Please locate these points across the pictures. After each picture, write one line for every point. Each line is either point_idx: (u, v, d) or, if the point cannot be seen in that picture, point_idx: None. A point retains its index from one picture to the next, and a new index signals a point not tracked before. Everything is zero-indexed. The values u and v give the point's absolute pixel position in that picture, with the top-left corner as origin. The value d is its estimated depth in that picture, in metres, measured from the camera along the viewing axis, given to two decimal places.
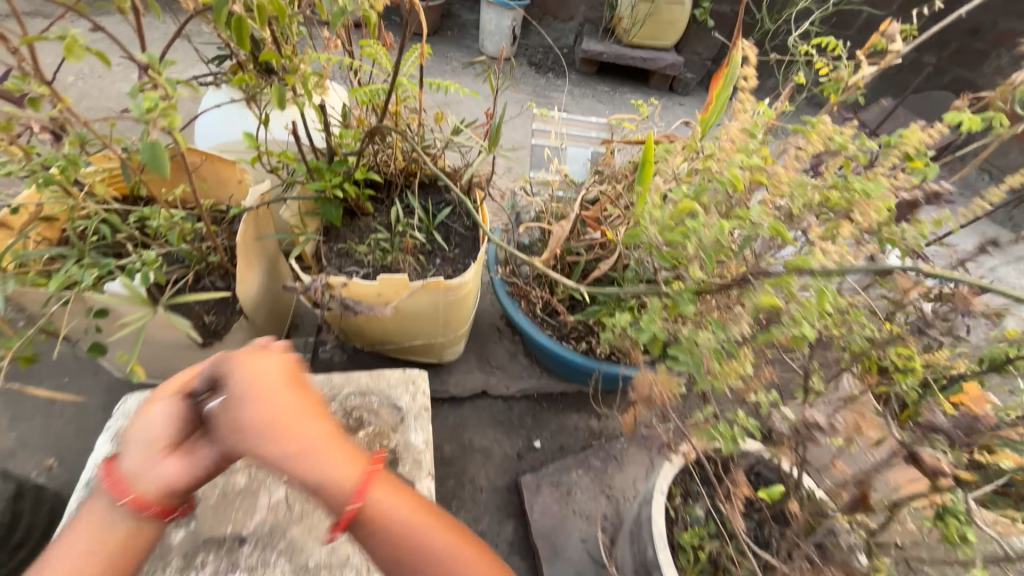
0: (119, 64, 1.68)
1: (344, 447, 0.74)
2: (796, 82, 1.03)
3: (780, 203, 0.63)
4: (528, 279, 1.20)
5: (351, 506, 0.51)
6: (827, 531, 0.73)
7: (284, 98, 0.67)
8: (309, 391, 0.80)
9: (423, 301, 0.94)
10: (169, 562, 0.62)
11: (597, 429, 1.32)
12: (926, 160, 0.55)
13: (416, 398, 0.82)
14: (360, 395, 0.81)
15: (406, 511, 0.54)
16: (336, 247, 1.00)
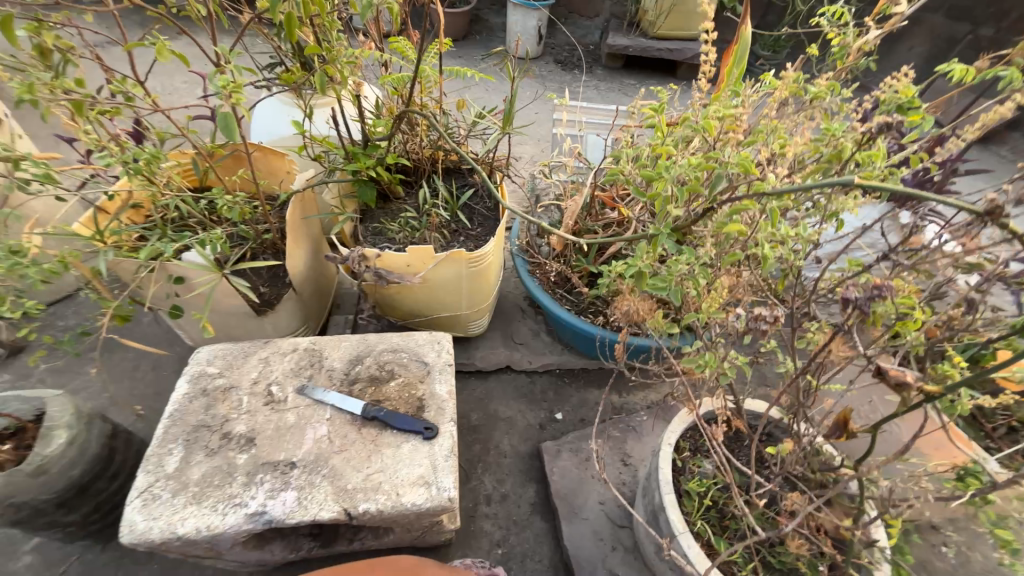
0: (190, 80, 1.90)
1: (378, 393, 0.84)
2: (809, 57, 1.04)
3: (775, 159, 0.66)
4: (548, 258, 1.28)
5: None
6: (833, 481, 0.75)
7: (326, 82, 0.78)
8: (348, 348, 0.90)
9: (447, 272, 1.03)
10: (236, 477, 0.72)
11: (618, 404, 1.37)
12: (914, 112, 0.58)
13: (441, 354, 0.91)
14: (392, 351, 0.91)
15: None
16: (371, 226, 1.11)
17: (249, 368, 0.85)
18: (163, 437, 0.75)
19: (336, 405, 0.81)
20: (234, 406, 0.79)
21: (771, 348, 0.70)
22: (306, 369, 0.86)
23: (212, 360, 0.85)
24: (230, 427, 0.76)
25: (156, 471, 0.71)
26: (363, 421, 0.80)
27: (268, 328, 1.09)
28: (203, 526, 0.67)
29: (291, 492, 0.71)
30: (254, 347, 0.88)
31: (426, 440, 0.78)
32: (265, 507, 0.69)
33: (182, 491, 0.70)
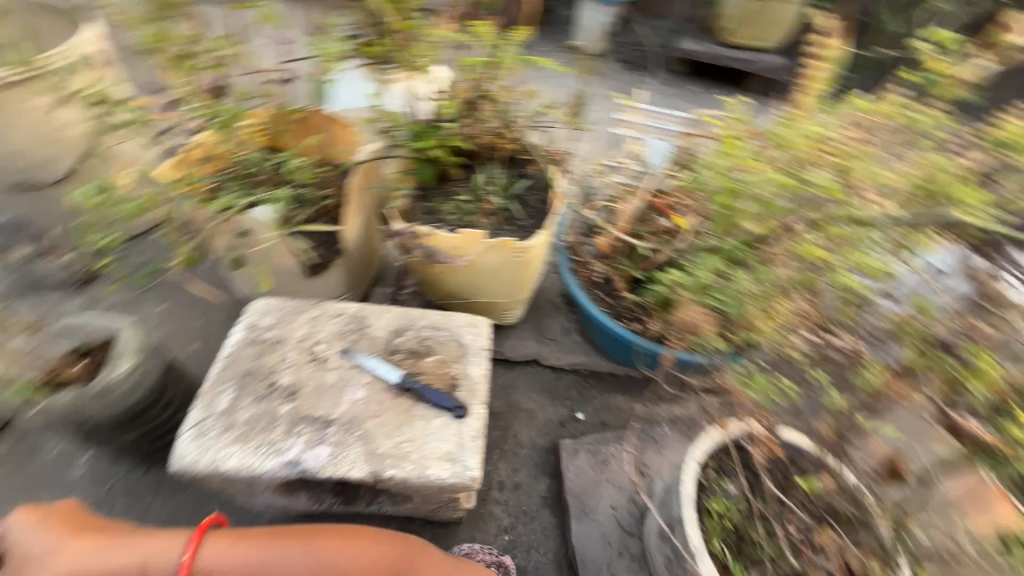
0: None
1: (415, 365, 0.87)
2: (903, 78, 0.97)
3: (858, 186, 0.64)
4: (592, 258, 1.27)
5: None
6: (861, 523, 0.73)
7: None
8: (391, 319, 0.93)
9: (494, 259, 1.04)
10: (278, 425, 0.76)
11: (641, 413, 1.36)
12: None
13: (478, 338, 0.93)
14: (432, 328, 0.93)
15: None
16: (424, 204, 1.14)
17: (300, 325, 0.89)
18: (217, 377, 0.80)
19: (375, 372, 0.84)
20: (283, 358, 0.84)
21: (819, 379, 0.68)
22: (351, 333, 0.89)
23: (265, 314, 0.90)
24: (277, 377, 0.81)
25: (209, 407, 0.77)
26: (399, 389, 0.82)
27: (314, 289, 1.14)
28: (245, 465, 0.72)
29: (326, 447, 0.75)
30: (304, 306, 0.92)
31: (456, 418, 0.80)
32: (301, 458, 0.73)
33: (229, 429, 0.75)
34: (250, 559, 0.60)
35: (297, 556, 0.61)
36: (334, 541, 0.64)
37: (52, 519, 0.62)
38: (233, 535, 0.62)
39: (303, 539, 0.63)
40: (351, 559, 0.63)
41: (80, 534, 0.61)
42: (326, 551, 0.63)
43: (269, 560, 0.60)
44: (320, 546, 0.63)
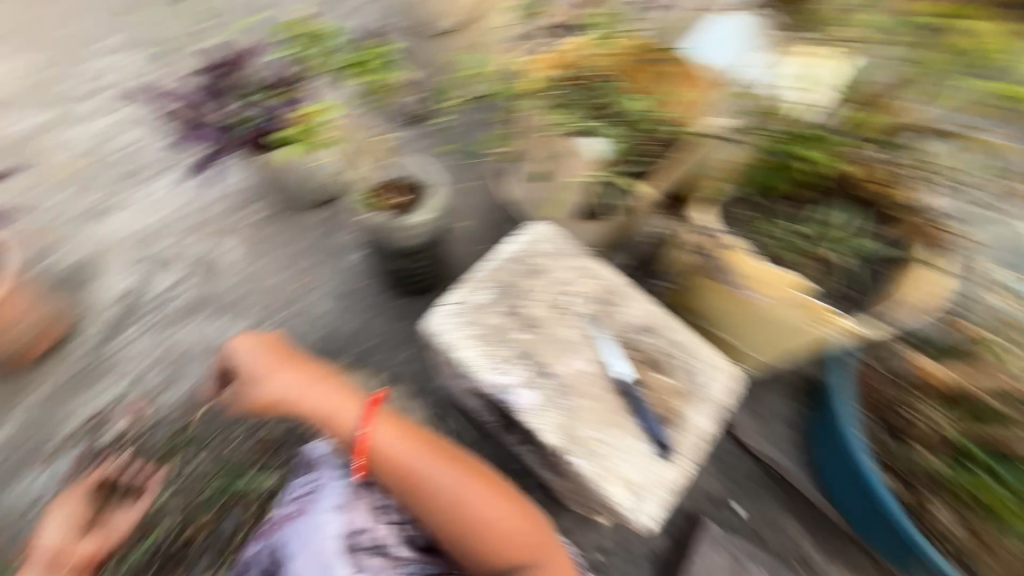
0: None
1: (644, 374, 0.80)
2: None
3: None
4: (892, 376, 0.98)
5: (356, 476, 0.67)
6: None
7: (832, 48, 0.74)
8: (643, 312, 0.86)
9: (787, 315, 0.87)
10: (508, 347, 0.79)
11: (811, 561, 1.09)
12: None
13: (719, 390, 0.80)
14: (678, 347, 0.83)
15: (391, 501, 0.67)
16: (741, 212, 1.00)
17: (564, 268, 0.88)
18: (484, 273, 0.86)
19: (608, 356, 0.79)
20: (538, 289, 0.85)
21: None
22: (603, 303, 0.85)
23: (542, 239, 0.91)
24: (528, 305, 0.83)
25: (468, 295, 0.83)
26: (623, 388, 0.77)
27: (576, 231, 1.12)
28: (471, 363, 0.77)
29: (536, 394, 0.75)
30: (574, 251, 0.90)
31: (658, 455, 0.73)
32: (513, 389, 0.75)
33: (475, 325, 0.80)
34: (407, 454, 0.66)
35: (440, 476, 0.66)
36: (469, 483, 0.66)
37: (265, 344, 0.72)
38: (401, 425, 0.69)
39: (448, 464, 0.67)
40: (479, 508, 0.65)
41: (282, 368, 0.70)
42: (471, 488, 0.66)
43: (419, 464, 0.66)
44: (459, 480, 0.66)
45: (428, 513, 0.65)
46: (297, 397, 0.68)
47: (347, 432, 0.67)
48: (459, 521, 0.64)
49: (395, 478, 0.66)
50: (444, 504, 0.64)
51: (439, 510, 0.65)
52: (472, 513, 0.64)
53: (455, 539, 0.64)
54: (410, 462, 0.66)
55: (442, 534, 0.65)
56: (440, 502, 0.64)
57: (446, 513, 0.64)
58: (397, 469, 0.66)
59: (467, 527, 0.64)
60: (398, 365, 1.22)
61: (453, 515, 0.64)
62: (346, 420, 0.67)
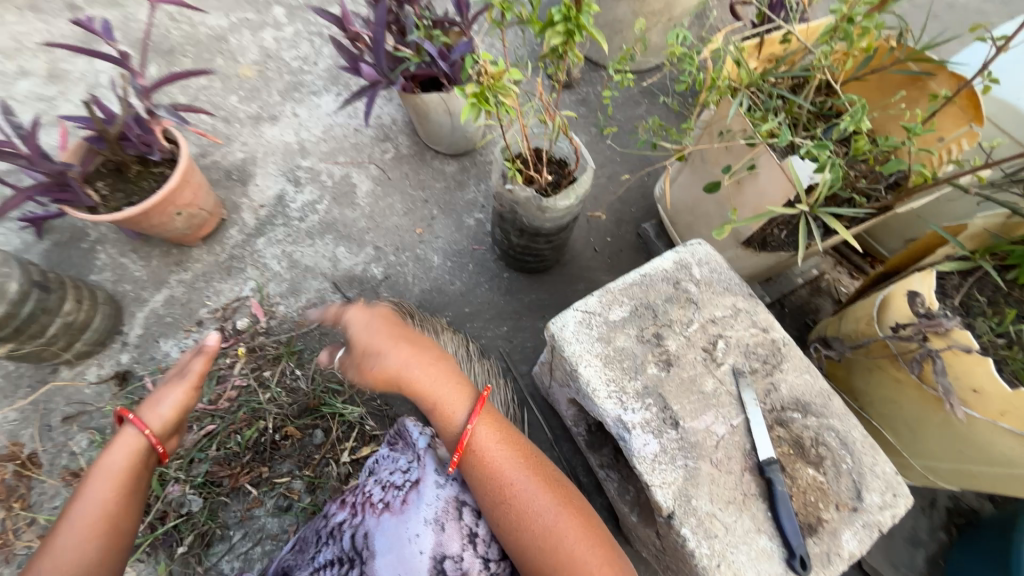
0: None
1: (790, 460, 0.66)
2: None
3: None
4: None
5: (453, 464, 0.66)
6: None
7: None
8: (805, 384, 0.71)
9: (1008, 448, 0.65)
10: (637, 379, 0.69)
11: None
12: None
13: (882, 510, 0.64)
14: (841, 441, 0.67)
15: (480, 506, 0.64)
16: (966, 293, 0.77)
17: (721, 306, 0.75)
18: (626, 286, 0.76)
19: (752, 425, 0.66)
20: (685, 321, 0.73)
21: None
22: (758, 360, 0.72)
23: (701, 265, 0.78)
24: (669, 338, 0.72)
25: (604, 308, 0.74)
26: (760, 469, 0.64)
27: (729, 254, 0.97)
28: (591, 385, 0.69)
29: (656, 443, 0.66)
30: (737, 288, 0.76)
31: (786, 564, 0.60)
32: (632, 429, 0.67)
33: (604, 343, 0.72)
34: (506, 460, 0.65)
35: (535, 495, 0.62)
36: (565, 513, 0.61)
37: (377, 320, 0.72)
38: (503, 430, 0.68)
39: (544, 485, 0.63)
40: (572, 545, 0.59)
41: (404, 341, 0.71)
42: (568, 519, 0.61)
43: (515, 475, 0.63)
44: (554, 507, 0.61)
45: (513, 532, 0.61)
46: (414, 376, 0.69)
47: (455, 423, 0.67)
48: (547, 552, 0.58)
49: (489, 481, 0.64)
50: (535, 527, 0.60)
51: (528, 533, 0.60)
52: (564, 548, 0.58)
53: (539, 572, 0.58)
54: (506, 470, 0.64)
55: (527, 564, 0.59)
56: (531, 523, 0.60)
57: (535, 539, 0.59)
58: (493, 472, 0.64)
59: (555, 561, 0.58)
60: (494, 339, 1.18)
61: (541, 543, 0.59)
62: (455, 409, 0.67)
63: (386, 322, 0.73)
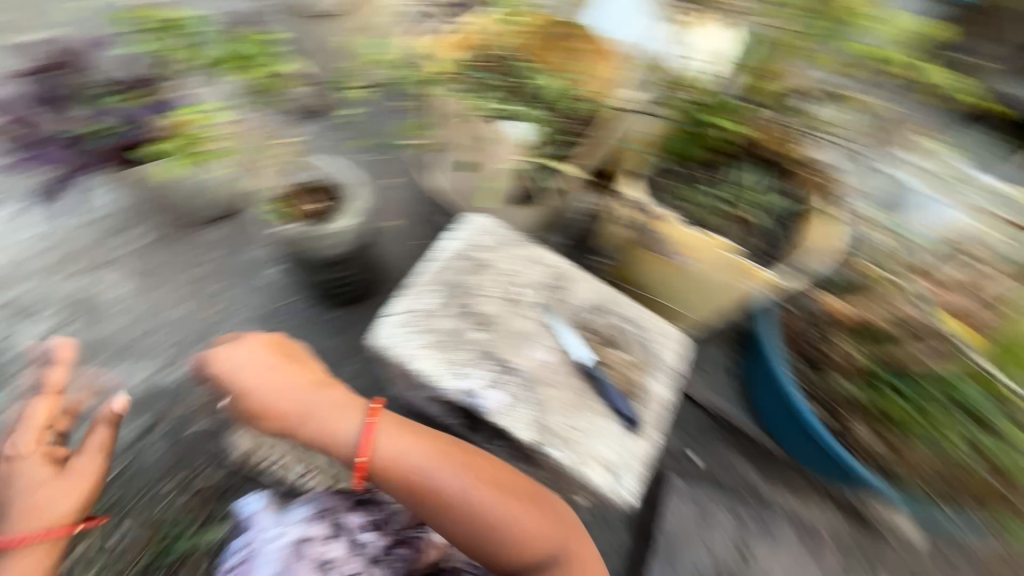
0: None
1: (603, 354, 0.80)
2: None
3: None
4: (803, 315, 1.07)
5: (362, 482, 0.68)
6: None
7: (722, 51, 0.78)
8: (592, 292, 0.86)
9: (721, 276, 0.92)
10: (465, 349, 0.75)
11: (762, 493, 1.19)
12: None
13: (672, 356, 0.82)
14: (630, 321, 0.84)
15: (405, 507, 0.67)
16: (664, 180, 1.03)
17: (510, 259, 0.85)
18: (426, 276, 0.81)
19: (565, 342, 0.78)
20: (485, 284, 0.81)
21: None
22: (551, 290, 0.84)
23: (483, 233, 0.87)
24: (478, 304, 0.79)
25: (415, 304, 0.78)
26: (584, 372, 0.77)
27: (510, 216, 1.11)
28: (429, 373, 0.73)
29: (501, 394, 0.73)
30: (517, 240, 0.88)
31: (630, 431, 0.74)
32: (478, 393, 0.72)
33: (424, 333, 0.75)
34: (411, 462, 0.67)
35: (456, 480, 0.66)
36: (488, 485, 0.67)
37: (259, 346, 0.72)
38: (411, 433, 0.70)
39: (463, 468, 0.68)
40: (499, 508, 0.65)
41: (296, 389, 0.69)
42: (483, 486, 0.66)
43: (433, 471, 0.66)
44: (468, 483, 0.66)
45: (439, 518, 0.65)
46: (299, 420, 0.68)
47: (351, 449, 0.67)
48: (477, 522, 0.64)
49: (400, 486, 0.66)
50: (461, 507, 0.65)
51: (456, 513, 0.65)
52: (492, 514, 0.65)
53: (473, 540, 0.65)
54: (423, 470, 0.66)
55: (460, 538, 0.65)
56: (457, 505, 0.65)
57: (463, 516, 0.65)
58: (401, 478, 0.66)
59: (480, 523, 0.64)
60: (343, 381, 1.12)
61: (470, 517, 0.64)
62: (350, 438, 0.68)
63: (263, 348, 0.73)
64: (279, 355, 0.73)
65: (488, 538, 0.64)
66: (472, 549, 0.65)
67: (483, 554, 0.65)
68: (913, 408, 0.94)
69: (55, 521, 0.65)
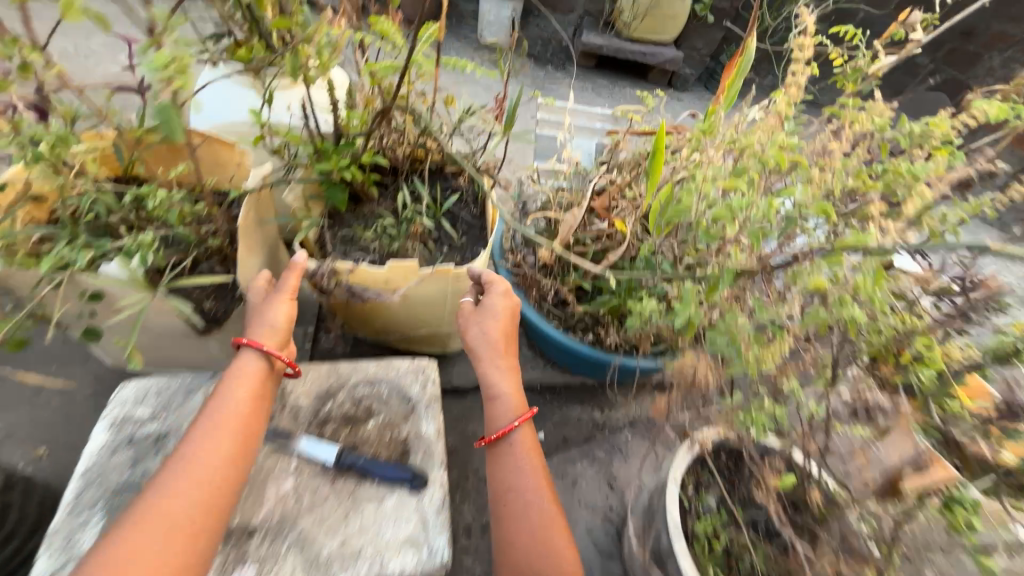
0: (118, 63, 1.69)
1: (352, 436, 0.72)
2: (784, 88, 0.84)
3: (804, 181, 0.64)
4: (534, 271, 1.20)
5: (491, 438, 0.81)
6: (823, 520, 0.75)
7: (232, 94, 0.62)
8: (313, 380, 0.77)
9: (431, 287, 0.91)
10: None
11: (601, 421, 1.32)
12: (942, 143, 0.61)
13: (426, 387, 0.79)
14: (368, 383, 0.78)
15: (499, 489, 0.77)
16: (341, 232, 0.98)
17: (188, 412, 0.69)
18: (80, 499, 0.61)
19: (305, 454, 0.69)
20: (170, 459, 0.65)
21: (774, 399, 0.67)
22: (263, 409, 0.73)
23: (141, 401, 0.69)
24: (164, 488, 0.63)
25: (67, 550, 0.57)
26: (337, 471, 0.68)
27: (212, 345, 0.95)
28: None
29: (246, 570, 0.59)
30: (197, 382, 0.72)
31: (413, 492, 0.67)
32: None
33: None
34: (525, 464, 0.78)
35: (546, 497, 0.76)
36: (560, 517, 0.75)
37: (509, 307, 0.87)
38: (537, 457, 0.80)
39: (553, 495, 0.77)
40: (557, 539, 0.73)
41: (497, 348, 0.85)
42: (552, 522, 0.74)
43: (533, 480, 0.77)
44: (547, 508, 0.75)
45: (506, 514, 0.75)
46: (487, 372, 0.85)
47: (504, 419, 0.82)
48: (537, 534, 0.72)
49: (504, 472, 0.78)
50: (534, 515, 0.74)
51: (525, 517, 0.74)
52: (552, 538, 0.72)
53: (519, 543, 0.73)
54: (531, 474, 0.77)
55: (513, 538, 0.73)
56: (532, 513, 0.74)
57: (530, 523, 0.73)
58: (513, 469, 0.78)
59: (535, 538, 0.72)
60: None
61: (535, 527, 0.73)
62: (507, 411, 0.83)
63: (508, 308, 0.87)
64: (508, 321, 0.87)
65: (531, 552, 0.71)
66: (516, 550, 0.72)
67: (520, 559, 0.72)
68: (629, 297, 1.09)
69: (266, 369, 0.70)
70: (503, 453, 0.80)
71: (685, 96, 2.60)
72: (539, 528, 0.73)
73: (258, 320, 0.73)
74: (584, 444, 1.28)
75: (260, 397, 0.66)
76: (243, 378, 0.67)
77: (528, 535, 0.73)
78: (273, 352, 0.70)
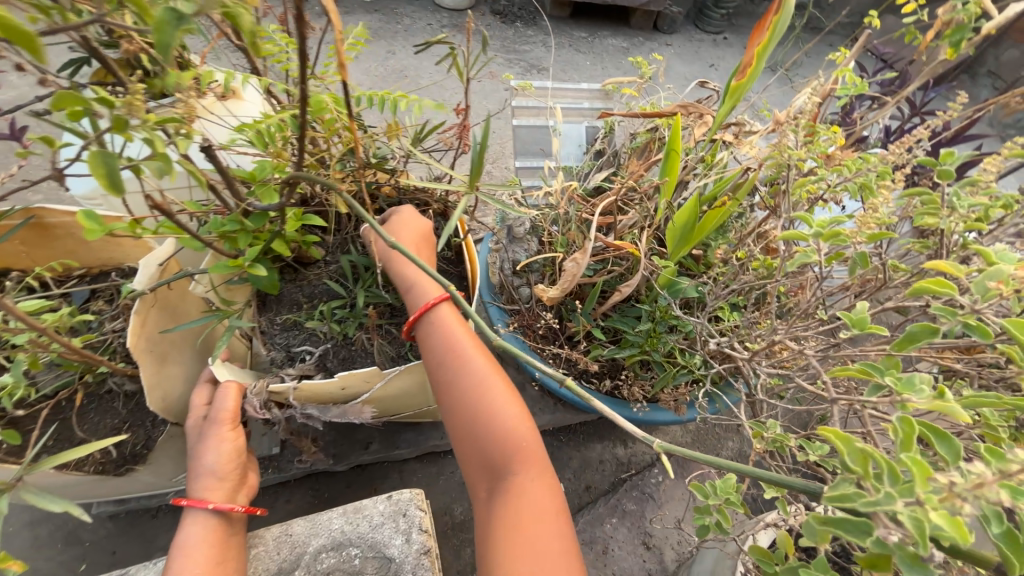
0: None
1: None
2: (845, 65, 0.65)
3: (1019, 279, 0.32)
4: (530, 305, 0.95)
5: (405, 326, 0.66)
6: None
7: (117, 177, 0.35)
8: (259, 559, 0.59)
9: (403, 383, 0.69)
10: None
11: (625, 459, 1.17)
12: None
13: (411, 538, 0.61)
14: (333, 548, 0.60)
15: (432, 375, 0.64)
16: (280, 318, 0.75)
17: None
18: None
19: None
20: None
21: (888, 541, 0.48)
22: None
23: None
24: None
25: None
26: None
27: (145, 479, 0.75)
28: None
29: None
30: None
31: None
32: None
33: None
34: (453, 339, 0.63)
35: (475, 360, 0.62)
36: (502, 381, 0.62)
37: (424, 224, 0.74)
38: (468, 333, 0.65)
39: (489, 358, 0.64)
40: (501, 407, 0.60)
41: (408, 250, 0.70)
42: (497, 398, 0.61)
43: (461, 349, 0.63)
44: (487, 382, 0.61)
45: (443, 399, 0.62)
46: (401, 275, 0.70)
47: (418, 301, 0.67)
48: (478, 409, 0.60)
49: (429, 356, 0.64)
50: (467, 387, 0.61)
51: (460, 393, 0.61)
52: (494, 409, 0.60)
53: (461, 424, 0.61)
54: (460, 344, 0.63)
55: (454, 417, 0.61)
56: (464, 385, 0.61)
57: (466, 403, 0.60)
58: (434, 346, 0.64)
59: (475, 417, 0.60)
60: None
61: (472, 402, 0.60)
62: (423, 296, 0.67)
63: (414, 218, 0.74)
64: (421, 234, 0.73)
65: (473, 432, 0.60)
66: (461, 429, 0.61)
67: (468, 437, 0.60)
68: (655, 347, 0.83)
69: (224, 525, 0.56)
70: (423, 334, 0.65)
71: (677, 39, 2.26)
72: (476, 401, 0.60)
73: (195, 468, 0.57)
74: (610, 493, 1.11)
75: (222, 568, 0.53)
76: (192, 550, 0.53)
77: (466, 414, 0.60)
78: (224, 507, 0.56)
